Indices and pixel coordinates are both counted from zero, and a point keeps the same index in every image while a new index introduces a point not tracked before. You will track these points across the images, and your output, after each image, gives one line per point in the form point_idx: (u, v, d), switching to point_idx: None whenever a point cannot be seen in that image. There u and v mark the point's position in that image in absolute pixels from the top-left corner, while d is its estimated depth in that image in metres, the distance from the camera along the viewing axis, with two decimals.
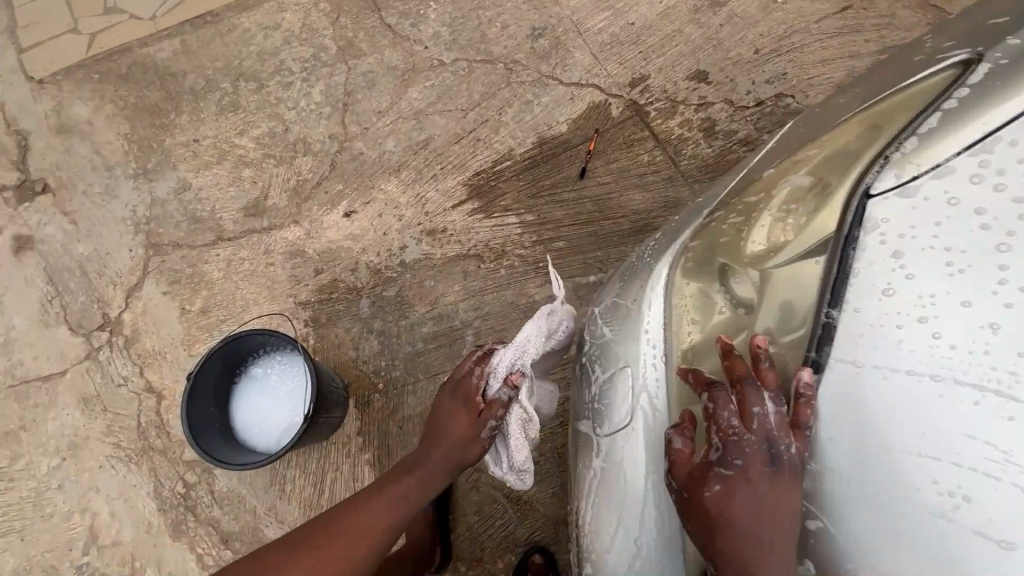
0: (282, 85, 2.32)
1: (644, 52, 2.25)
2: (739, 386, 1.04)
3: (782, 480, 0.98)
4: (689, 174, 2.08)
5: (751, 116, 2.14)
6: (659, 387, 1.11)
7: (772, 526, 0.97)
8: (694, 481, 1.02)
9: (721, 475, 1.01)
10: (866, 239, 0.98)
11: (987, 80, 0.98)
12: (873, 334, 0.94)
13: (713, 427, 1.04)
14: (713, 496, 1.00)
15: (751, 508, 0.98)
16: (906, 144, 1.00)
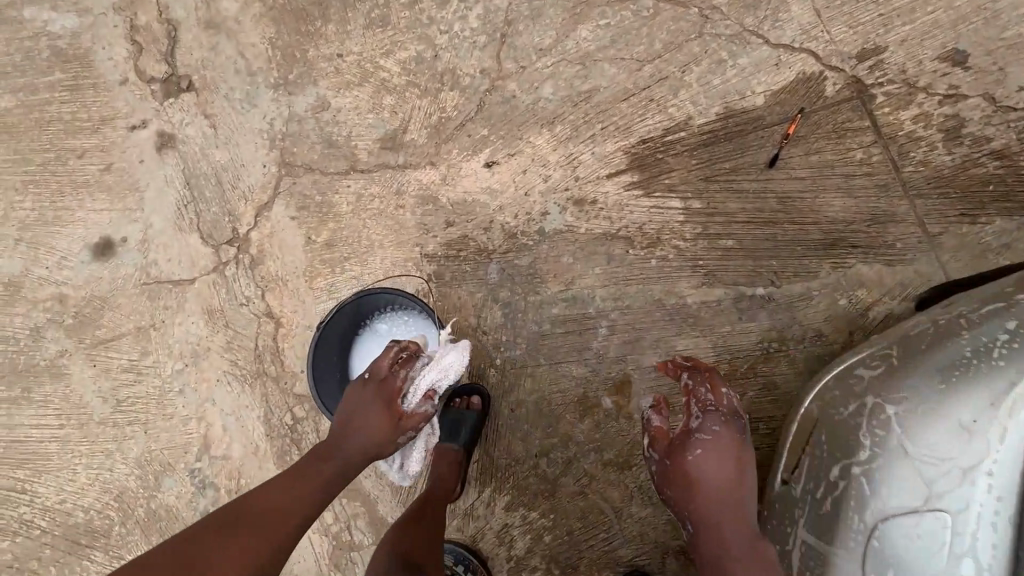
0: (437, 3, 2.02)
1: (886, 16, 1.74)
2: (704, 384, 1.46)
3: (734, 443, 1.39)
4: (911, 185, 1.66)
5: (1015, 122, 1.66)
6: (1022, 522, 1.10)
7: (726, 478, 1.36)
8: (675, 451, 1.42)
9: (699, 442, 1.38)
10: None
11: None
12: None
13: (693, 407, 1.43)
14: (692, 459, 1.38)
15: (716, 466, 1.37)
16: None
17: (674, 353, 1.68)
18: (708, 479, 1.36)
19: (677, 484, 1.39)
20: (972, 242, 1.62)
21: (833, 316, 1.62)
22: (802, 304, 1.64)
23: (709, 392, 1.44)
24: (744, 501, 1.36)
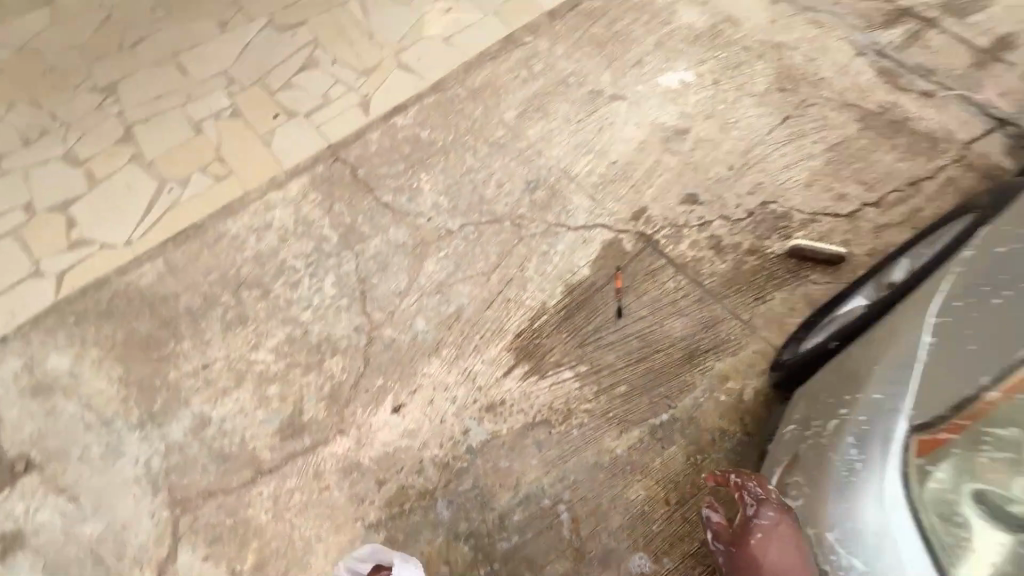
0: (290, 285, 2.23)
1: (635, 187, 2.44)
2: (757, 483, 1.60)
3: (795, 537, 1.44)
4: (716, 292, 2.19)
5: (747, 226, 2.34)
6: None
7: (795, 564, 1.41)
8: (744, 545, 1.55)
9: (759, 527, 1.51)
10: None
11: None
12: None
13: (745, 496, 1.60)
14: (743, 529, 1.57)
15: (777, 552, 1.45)
16: None
17: (632, 504, 1.85)
18: (765, 547, 1.48)
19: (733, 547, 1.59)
20: (776, 314, 2.15)
21: (724, 413, 1.97)
22: (698, 413, 1.97)
23: (755, 483, 1.60)
24: None
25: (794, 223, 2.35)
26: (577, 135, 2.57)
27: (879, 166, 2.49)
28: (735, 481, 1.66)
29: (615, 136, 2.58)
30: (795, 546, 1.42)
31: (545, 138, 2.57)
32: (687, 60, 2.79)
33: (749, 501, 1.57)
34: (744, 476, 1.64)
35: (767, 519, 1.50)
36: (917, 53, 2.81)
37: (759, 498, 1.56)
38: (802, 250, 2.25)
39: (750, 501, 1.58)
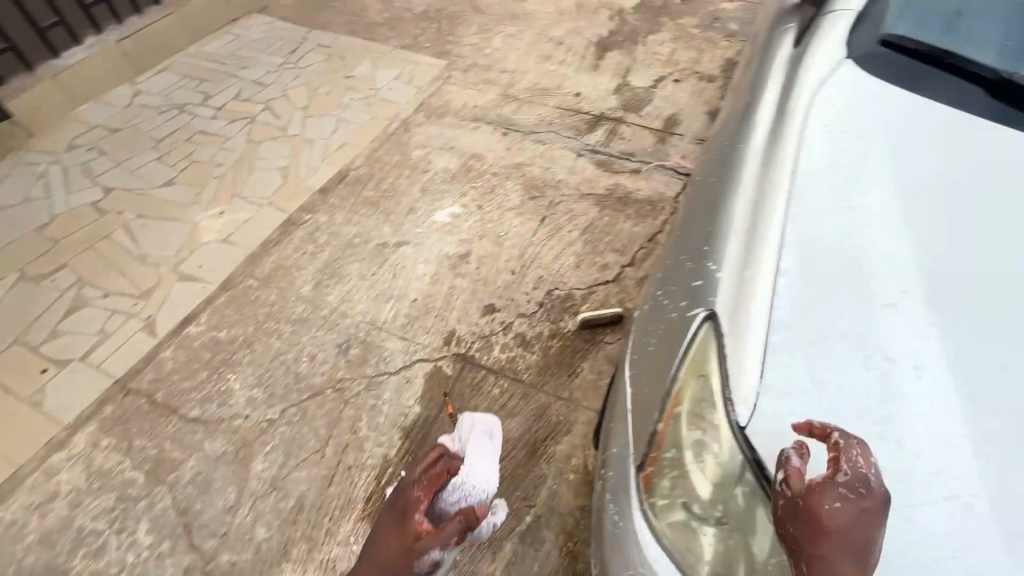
0: (94, 553, 1.99)
1: (439, 315, 2.68)
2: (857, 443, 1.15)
3: (871, 522, 1.08)
4: (536, 382, 2.42)
5: (542, 316, 2.67)
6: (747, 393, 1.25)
7: (856, 533, 1.07)
8: (815, 497, 1.10)
9: (846, 493, 1.09)
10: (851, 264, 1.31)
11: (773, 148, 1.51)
12: (879, 323, 1.25)
13: (840, 459, 1.12)
14: (825, 498, 1.10)
15: (853, 520, 1.07)
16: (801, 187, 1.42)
17: None
18: (842, 523, 1.07)
19: (811, 524, 1.08)
20: (589, 381, 2.43)
21: (578, 489, 2.10)
22: (556, 500, 2.08)
23: (860, 448, 1.13)
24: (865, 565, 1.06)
25: (576, 299, 2.75)
26: (374, 287, 2.78)
27: (622, 234, 3.07)
28: (835, 445, 1.14)
29: (409, 277, 2.84)
30: (864, 530, 1.07)
31: (346, 299, 2.73)
32: (451, 197, 3.26)
33: (842, 474, 1.11)
34: (858, 444, 1.14)
35: (864, 498, 1.09)
36: (617, 144, 3.63)
37: (862, 480, 1.10)
38: (589, 320, 2.62)
39: (846, 469, 1.12)
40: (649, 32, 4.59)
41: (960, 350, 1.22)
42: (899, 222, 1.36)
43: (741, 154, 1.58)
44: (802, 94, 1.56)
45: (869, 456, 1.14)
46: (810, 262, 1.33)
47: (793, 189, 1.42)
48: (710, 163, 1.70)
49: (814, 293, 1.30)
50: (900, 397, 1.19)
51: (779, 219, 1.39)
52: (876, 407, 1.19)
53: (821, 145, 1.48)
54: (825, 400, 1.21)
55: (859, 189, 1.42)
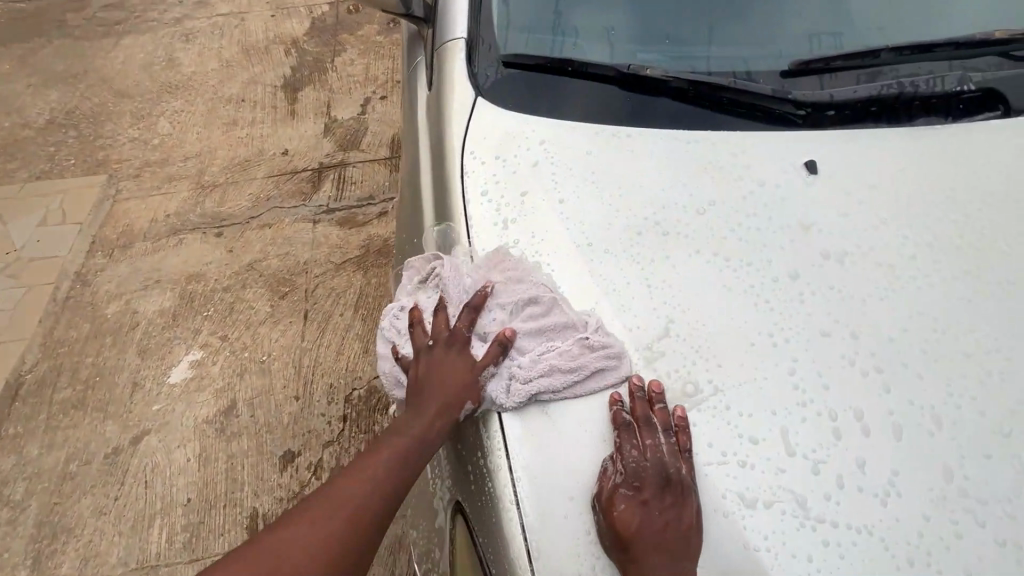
0: None
1: (229, 500, 2.12)
2: (649, 397, 0.76)
3: (678, 516, 0.69)
4: None
5: (353, 431, 2.27)
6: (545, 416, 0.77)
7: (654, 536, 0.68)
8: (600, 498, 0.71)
9: (630, 480, 0.71)
10: (612, 282, 0.86)
11: (438, 180, 1.07)
12: (715, 361, 0.78)
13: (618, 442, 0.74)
14: (614, 506, 0.70)
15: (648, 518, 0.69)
16: (489, 207, 0.97)
17: None
18: (639, 543, 0.68)
19: (610, 549, 0.69)
20: None
21: None
22: None
23: (646, 411, 0.75)
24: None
25: (381, 392, 2.37)
26: (127, 515, 2.11)
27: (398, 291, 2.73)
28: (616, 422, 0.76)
29: (168, 475, 2.19)
30: (673, 531, 0.68)
31: (92, 554, 2.03)
32: (183, 345, 2.58)
33: (621, 472, 0.72)
34: (633, 411, 0.75)
35: (650, 494, 0.70)
36: (352, 192, 3.20)
37: (638, 470, 0.72)
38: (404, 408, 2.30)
39: (622, 458, 0.73)
40: (335, 50, 4.08)
41: (811, 306, 0.80)
42: (638, 207, 0.92)
43: (423, 201, 1.13)
44: (448, 94, 1.17)
45: (665, 431, 0.73)
46: (560, 300, 0.86)
47: (491, 209, 0.97)
48: (405, 231, 1.24)
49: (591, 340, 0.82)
50: (787, 426, 0.72)
51: (492, 257, 0.91)
52: (822, 467, 0.70)
53: (499, 138, 1.06)
54: (763, 501, 0.69)
55: (572, 164, 0.99)
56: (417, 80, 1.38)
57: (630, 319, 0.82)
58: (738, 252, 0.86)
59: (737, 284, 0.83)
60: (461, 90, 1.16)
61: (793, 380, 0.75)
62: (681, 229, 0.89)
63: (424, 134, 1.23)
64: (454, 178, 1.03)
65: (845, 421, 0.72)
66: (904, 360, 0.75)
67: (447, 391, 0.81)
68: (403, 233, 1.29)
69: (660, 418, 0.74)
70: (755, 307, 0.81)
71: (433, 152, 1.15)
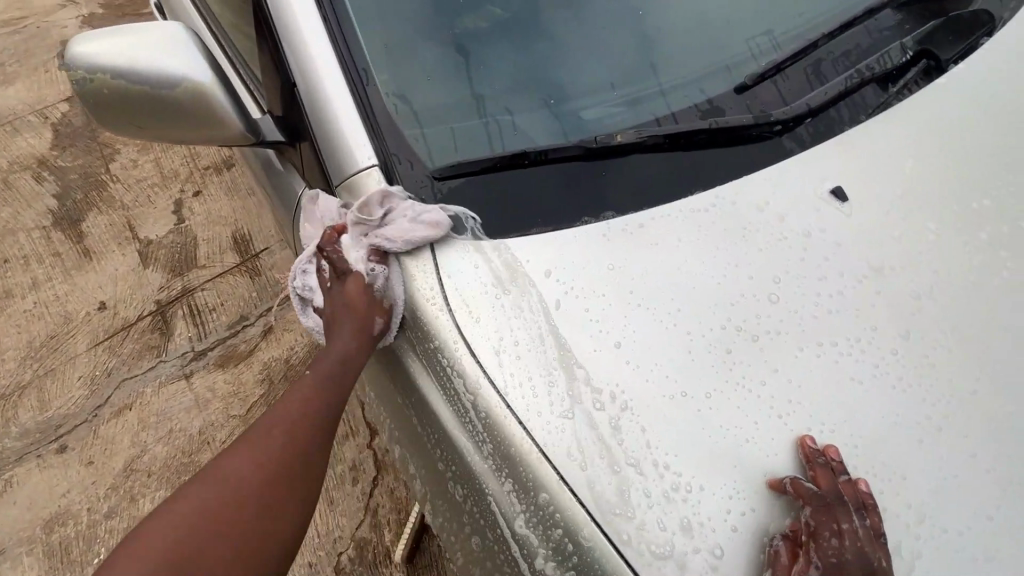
0: None
1: None
2: (830, 468, 0.66)
3: None
4: None
5: None
6: (722, 548, 0.65)
7: None
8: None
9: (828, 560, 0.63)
10: (739, 430, 0.69)
11: (445, 374, 0.79)
12: (897, 478, 0.67)
13: (815, 527, 0.64)
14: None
15: None
16: (539, 389, 0.74)
17: None
18: None
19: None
20: None
21: None
22: None
23: (836, 482, 0.65)
24: None
25: (373, 540, 1.85)
26: None
27: None
28: (800, 507, 0.65)
29: None
30: None
31: None
32: None
33: (814, 554, 0.63)
34: (815, 485, 0.65)
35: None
36: (216, 320, 2.56)
37: (836, 561, 0.62)
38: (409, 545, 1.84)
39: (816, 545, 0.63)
40: (104, 154, 3.20)
41: (940, 362, 0.72)
42: (711, 319, 0.76)
43: (425, 398, 0.84)
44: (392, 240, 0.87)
45: (861, 511, 0.64)
46: (693, 484, 0.67)
47: (544, 388, 0.73)
48: (394, 410, 0.95)
49: (758, 509, 0.66)
50: (1002, 518, 0.65)
51: (585, 456, 0.70)
52: None
53: (497, 282, 0.81)
54: None
55: (602, 289, 0.79)
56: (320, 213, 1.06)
57: (801, 446, 0.68)
58: (840, 329, 0.74)
59: (862, 369, 0.72)
60: (405, 232, 0.87)
61: (977, 459, 0.67)
62: (770, 326, 0.75)
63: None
64: (471, 369, 0.76)
65: None
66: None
67: (354, 322, 0.86)
68: (384, 406, 1.00)
69: (849, 491, 0.65)
70: (897, 389, 0.71)
71: (407, 323, 0.85)
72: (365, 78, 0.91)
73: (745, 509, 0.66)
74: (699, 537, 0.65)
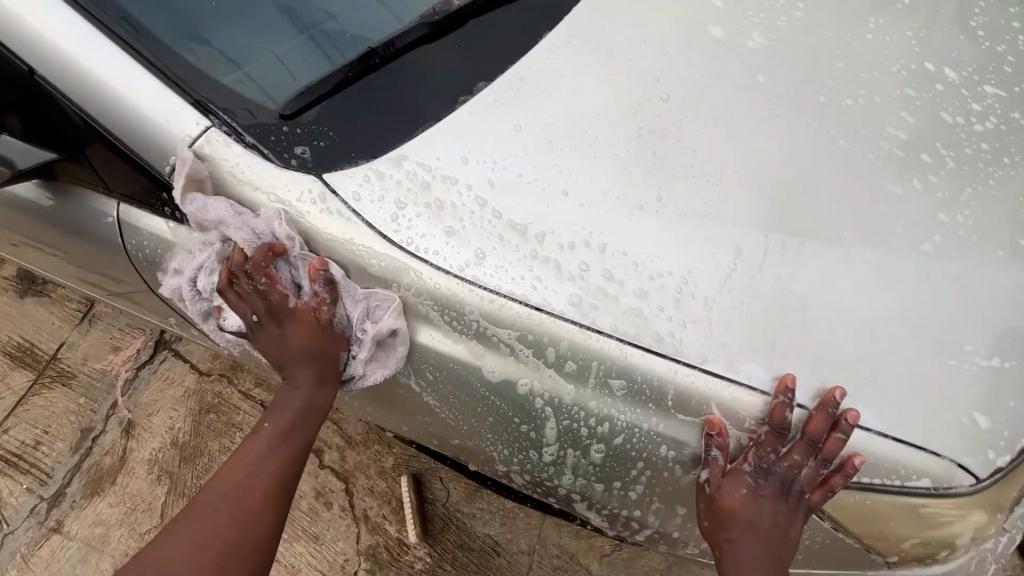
0: None
1: None
2: (824, 424, 0.72)
3: (792, 509, 0.75)
4: None
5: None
6: (717, 310, 0.74)
7: (765, 534, 0.74)
8: (728, 480, 0.74)
9: (769, 464, 0.74)
10: (694, 212, 0.76)
11: (417, 306, 0.75)
12: (813, 188, 0.79)
13: (768, 448, 0.73)
14: (730, 488, 0.74)
15: (766, 514, 0.74)
16: (519, 268, 0.73)
17: None
18: (736, 524, 0.74)
19: (711, 521, 0.76)
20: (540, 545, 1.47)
21: None
22: None
23: (812, 423, 0.72)
24: (759, 542, 0.74)
25: (382, 541, 1.51)
26: None
27: None
28: (761, 426, 0.73)
29: None
30: (776, 528, 0.74)
31: None
32: None
33: (750, 459, 0.74)
34: (775, 416, 0.71)
35: (769, 483, 0.74)
36: (52, 450, 1.68)
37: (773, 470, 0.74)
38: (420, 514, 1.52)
39: (764, 456, 0.73)
40: None
41: (798, 86, 0.85)
42: (625, 133, 0.79)
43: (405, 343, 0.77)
44: (298, 211, 0.75)
45: (840, 462, 0.72)
46: (681, 275, 0.74)
47: (524, 268, 0.74)
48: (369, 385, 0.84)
49: (740, 269, 0.75)
50: (884, 181, 0.81)
51: (591, 303, 0.73)
52: (914, 195, 0.81)
53: (418, 189, 0.75)
54: (919, 254, 0.79)
55: (522, 150, 0.77)
56: (160, 223, 0.82)
57: (819, 391, 0.73)
58: (722, 97, 0.83)
59: (752, 120, 0.82)
60: (308, 196, 0.75)
61: (853, 147, 0.82)
62: (672, 118, 0.81)
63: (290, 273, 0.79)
64: (444, 285, 0.73)
65: (887, 141, 0.84)
66: (869, 80, 0.88)
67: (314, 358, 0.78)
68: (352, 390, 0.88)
69: (830, 445, 0.72)
70: (784, 121, 0.82)
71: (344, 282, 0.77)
72: (153, 47, 0.74)
73: (729, 276, 0.75)
74: (701, 312, 0.74)
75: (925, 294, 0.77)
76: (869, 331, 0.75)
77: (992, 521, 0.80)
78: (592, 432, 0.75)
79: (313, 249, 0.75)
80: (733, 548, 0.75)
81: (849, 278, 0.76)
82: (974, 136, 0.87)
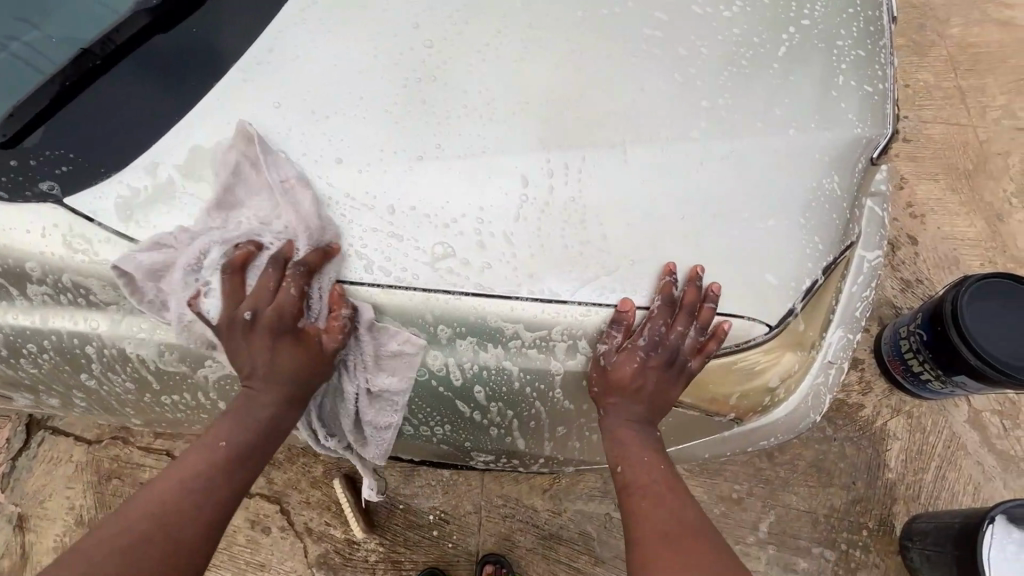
0: None
1: None
2: (699, 295, 0.81)
3: (670, 376, 0.83)
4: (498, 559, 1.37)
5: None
6: (515, 239, 0.77)
7: (653, 399, 0.83)
8: (623, 353, 0.80)
9: (660, 334, 0.82)
10: (473, 151, 0.77)
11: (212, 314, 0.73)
12: (583, 102, 0.83)
13: (656, 321, 0.81)
14: (622, 361, 0.80)
15: (654, 386, 0.82)
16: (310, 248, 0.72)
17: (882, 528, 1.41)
18: (626, 395, 0.81)
19: (601, 389, 0.81)
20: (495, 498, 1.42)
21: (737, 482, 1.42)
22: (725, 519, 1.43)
23: (695, 295, 0.81)
24: (647, 412, 0.83)
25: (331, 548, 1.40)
26: None
27: None
28: (651, 299, 0.80)
29: None
30: (659, 394, 0.83)
31: None
32: None
33: (643, 332, 0.81)
34: (663, 292, 0.80)
35: (655, 355, 0.81)
36: None
37: (657, 341, 0.81)
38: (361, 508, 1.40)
39: (653, 326, 0.81)
40: None
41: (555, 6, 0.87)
42: (389, 87, 0.78)
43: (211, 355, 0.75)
44: (47, 250, 0.72)
45: (713, 331, 0.83)
46: (473, 213, 0.76)
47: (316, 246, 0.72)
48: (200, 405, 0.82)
49: (531, 197, 0.78)
50: (647, 82, 0.86)
51: (393, 263, 0.73)
52: (677, 89, 0.87)
53: (181, 194, 0.72)
54: (690, 142, 0.85)
55: (285, 127, 0.74)
56: None
57: (690, 270, 0.82)
58: (481, 31, 0.83)
59: (515, 48, 0.83)
60: (53, 231, 0.71)
61: (615, 55, 0.86)
62: (435, 62, 0.80)
63: (76, 318, 0.75)
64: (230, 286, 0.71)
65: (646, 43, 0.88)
66: None
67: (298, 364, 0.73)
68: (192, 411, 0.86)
69: (703, 314, 0.82)
70: (545, 44, 0.84)
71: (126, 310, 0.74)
72: None
73: (523, 206, 0.77)
74: (501, 244, 0.76)
75: (700, 176, 0.84)
76: (656, 222, 0.81)
77: (799, 358, 0.91)
78: (438, 382, 0.77)
79: (78, 285, 0.72)
80: (624, 418, 0.82)
81: (630, 178, 0.81)
82: (726, 23, 0.94)
